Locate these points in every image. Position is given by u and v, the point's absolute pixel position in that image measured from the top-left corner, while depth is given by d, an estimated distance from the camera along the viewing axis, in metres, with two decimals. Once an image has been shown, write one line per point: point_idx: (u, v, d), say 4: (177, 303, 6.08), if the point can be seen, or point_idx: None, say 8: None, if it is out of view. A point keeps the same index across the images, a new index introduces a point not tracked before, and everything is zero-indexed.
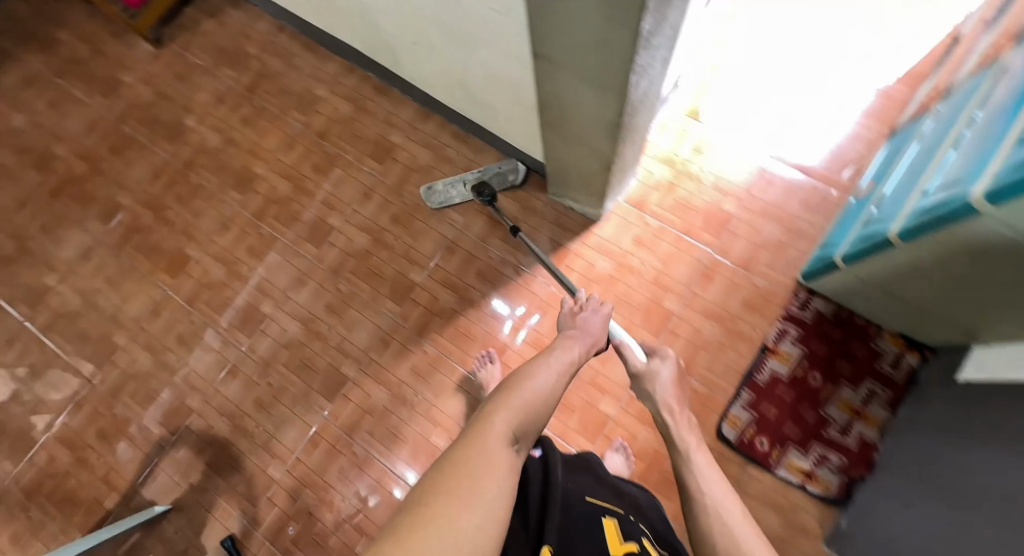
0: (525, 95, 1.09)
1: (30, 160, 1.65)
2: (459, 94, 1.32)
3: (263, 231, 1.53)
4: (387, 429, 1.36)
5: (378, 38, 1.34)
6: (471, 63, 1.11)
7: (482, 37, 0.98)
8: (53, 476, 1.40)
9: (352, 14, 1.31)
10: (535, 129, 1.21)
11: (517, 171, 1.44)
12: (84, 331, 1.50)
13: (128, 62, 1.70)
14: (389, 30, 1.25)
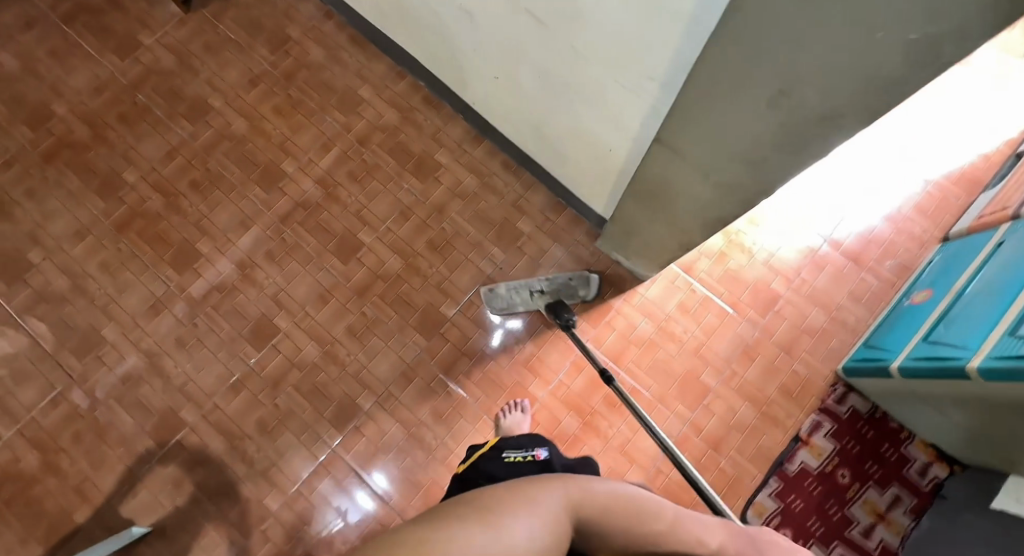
0: (614, 160, 1.02)
1: (22, 114, 1.46)
2: (525, 131, 1.23)
3: (285, 236, 1.41)
4: (400, 473, 1.28)
5: (446, 54, 1.23)
6: (562, 114, 1.03)
7: (591, 98, 0.90)
8: (14, 480, 1.24)
9: (423, 26, 1.20)
10: (607, 187, 1.15)
11: (589, 284, 1.35)
12: (68, 319, 1.34)
13: (150, 23, 1.53)
14: (467, 53, 1.15)
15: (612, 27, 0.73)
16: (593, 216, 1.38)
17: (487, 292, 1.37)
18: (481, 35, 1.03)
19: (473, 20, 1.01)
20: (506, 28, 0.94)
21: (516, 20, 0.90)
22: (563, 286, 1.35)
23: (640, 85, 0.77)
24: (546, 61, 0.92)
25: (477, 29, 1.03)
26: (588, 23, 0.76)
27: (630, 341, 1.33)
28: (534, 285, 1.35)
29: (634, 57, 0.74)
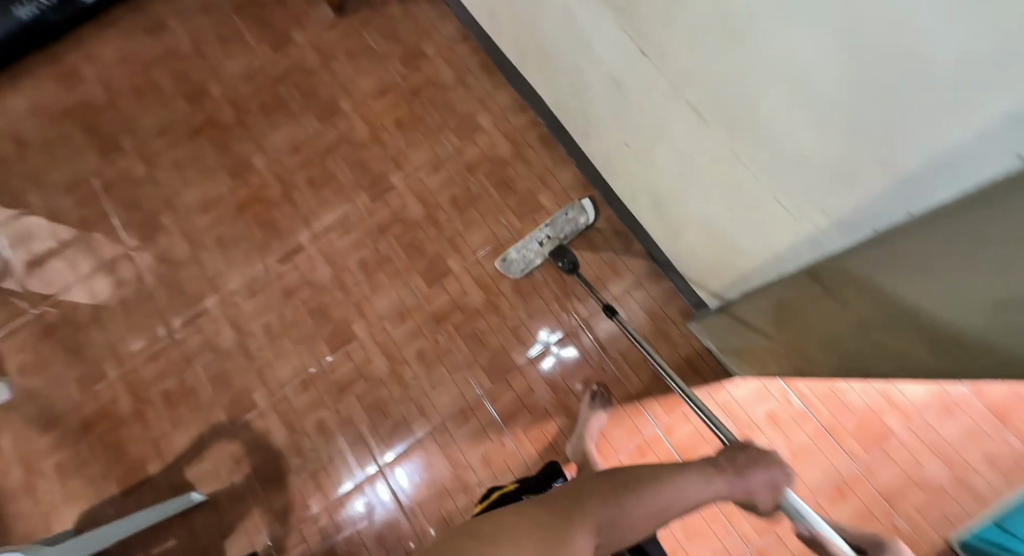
0: (740, 261, 1.01)
1: (182, 89, 1.57)
2: (646, 203, 1.23)
3: (380, 246, 1.44)
4: (426, 480, 1.28)
5: (580, 110, 1.25)
6: (695, 203, 1.02)
7: (737, 201, 0.90)
8: (106, 422, 1.32)
9: (566, 80, 1.23)
10: (720, 280, 1.13)
11: (585, 208, 1.36)
12: (181, 283, 1.42)
13: (305, 21, 1.62)
14: (599, 114, 1.17)
15: (789, 154, 0.72)
16: (692, 295, 1.30)
17: (502, 264, 1.37)
18: (626, 105, 1.05)
19: (622, 92, 1.03)
20: (661, 112, 0.95)
21: (677, 109, 0.90)
22: (564, 228, 1.36)
23: (802, 211, 0.77)
24: (696, 152, 0.92)
25: (624, 100, 1.04)
26: (762, 139, 0.76)
27: (704, 439, 1.23)
28: (539, 236, 1.36)
29: (804, 187, 0.73)
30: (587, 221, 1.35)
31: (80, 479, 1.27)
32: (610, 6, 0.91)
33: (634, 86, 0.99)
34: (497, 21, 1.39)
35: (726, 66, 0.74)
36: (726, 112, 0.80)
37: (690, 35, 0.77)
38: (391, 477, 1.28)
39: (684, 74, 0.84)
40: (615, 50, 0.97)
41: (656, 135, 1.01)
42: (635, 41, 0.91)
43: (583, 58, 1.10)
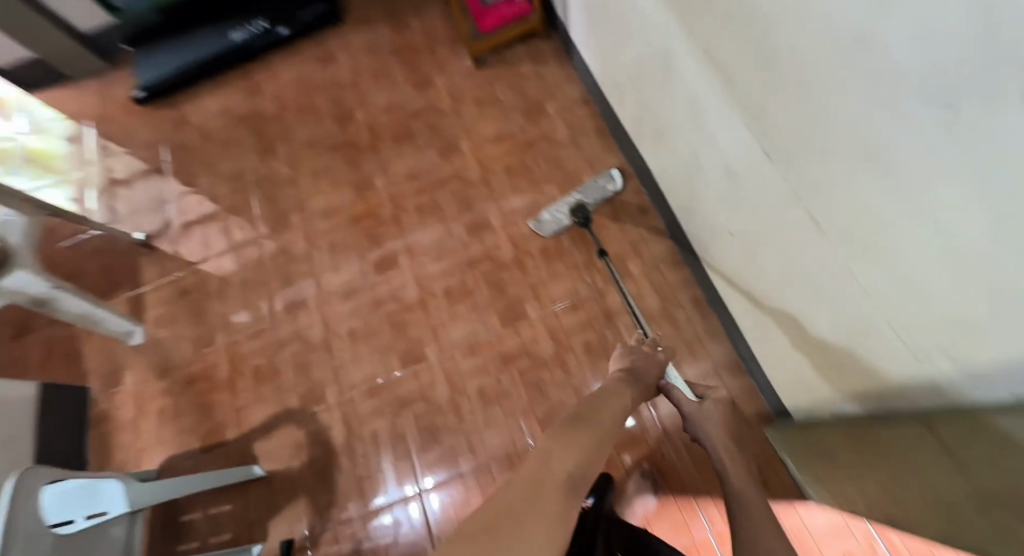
0: (842, 382, 0.95)
1: (335, 112, 1.79)
2: (743, 297, 1.20)
3: (466, 279, 1.52)
4: (456, 513, 1.29)
5: (688, 190, 1.27)
6: (804, 310, 0.97)
7: (852, 322, 0.84)
8: (204, 382, 1.49)
9: (680, 161, 1.25)
10: (816, 393, 1.06)
11: (613, 177, 1.50)
12: (292, 276, 1.59)
13: (447, 68, 1.79)
14: (711, 199, 1.17)
15: (918, 293, 0.66)
16: (774, 401, 1.23)
17: (536, 225, 1.51)
18: (743, 199, 1.03)
19: (737, 188, 1.03)
20: (775, 216, 0.93)
21: (798, 216, 0.86)
22: (592, 192, 1.49)
23: (927, 353, 0.70)
24: (812, 261, 0.88)
25: (742, 195, 1.02)
26: (887, 270, 0.70)
27: None
28: (568, 199, 1.50)
29: (931, 330, 0.67)
30: (614, 187, 1.49)
31: (173, 427, 1.45)
32: (739, 105, 0.90)
33: (754, 183, 0.96)
34: (621, 96, 1.46)
35: (853, 191, 0.70)
36: (850, 233, 0.75)
37: (819, 152, 0.73)
38: (425, 499, 1.32)
39: (809, 186, 0.80)
40: (740, 147, 0.95)
41: (767, 234, 0.99)
42: (761, 143, 0.88)
43: (705, 145, 1.09)
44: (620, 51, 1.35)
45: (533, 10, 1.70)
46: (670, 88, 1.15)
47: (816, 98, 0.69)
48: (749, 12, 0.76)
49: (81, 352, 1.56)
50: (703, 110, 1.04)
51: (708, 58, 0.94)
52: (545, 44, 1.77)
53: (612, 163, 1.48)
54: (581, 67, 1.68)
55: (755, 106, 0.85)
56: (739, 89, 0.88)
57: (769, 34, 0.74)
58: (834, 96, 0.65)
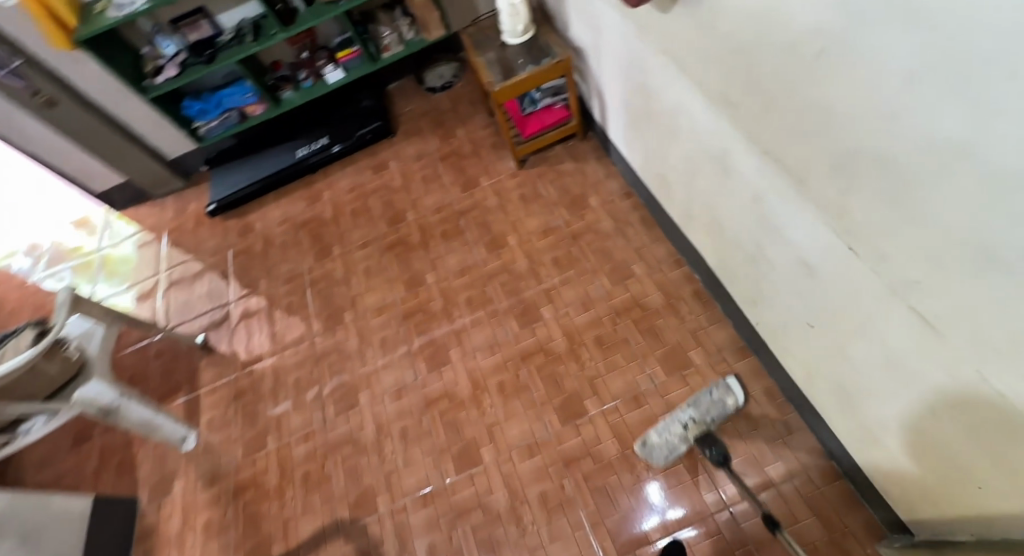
0: (972, 494, 0.84)
1: (387, 215, 1.87)
2: (835, 394, 1.13)
3: (520, 373, 1.48)
4: None
5: (756, 283, 1.25)
6: (919, 413, 0.88)
7: (981, 431, 0.75)
8: (253, 489, 1.44)
9: (744, 255, 1.25)
10: (941, 504, 0.94)
11: (734, 390, 1.30)
12: (343, 375, 1.57)
13: (492, 169, 1.87)
14: (787, 294, 1.14)
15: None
16: (884, 512, 1.12)
17: (643, 448, 1.29)
18: (827, 295, 0.99)
19: (817, 281, 1.00)
20: (865, 309, 0.90)
21: (899, 315, 0.81)
22: (711, 409, 1.29)
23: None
24: (924, 362, 0.81)
25: (826, 291, 0.99)
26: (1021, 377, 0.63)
27: None
28: (682, 418, 1.28)
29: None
30: (736, 402, 1.29)
31: (219, 541, 1.38)
32: (817, 205, 0.90)
33: (839, 280, 0.93)
34: (669, 192, 1.49)
35: (971, 291, 0.65)
36: (966, 335, 0.69)
37: (923, 251, 0.71)
38: None
39: (910, 284, 0.76)
40: (819, 244, 0.94)
41: (859, 329, 0.94)
42: (846, 241, 0.86)
43: (776, 243, 1.09)
44: (666, 151, 1.40)
45: (572, 114, 1.79)
46: (731, 189, 1.17)
47: (916, 198, 0.68)
48: (825, 121, 0.79)
49: (135, 458, 1.55)
50: (771, 207, 1.05)
51: (776, 161, 0.96)
52: (584, 143, 1.85)
53: (729, 373, 1.31)
54: (621, 162, 1.73)
55: (837, 206, 0.85)
56: (816, 190, 0.88)
57: (850, 139, 0.75)
58: (937, 196, 0.64)
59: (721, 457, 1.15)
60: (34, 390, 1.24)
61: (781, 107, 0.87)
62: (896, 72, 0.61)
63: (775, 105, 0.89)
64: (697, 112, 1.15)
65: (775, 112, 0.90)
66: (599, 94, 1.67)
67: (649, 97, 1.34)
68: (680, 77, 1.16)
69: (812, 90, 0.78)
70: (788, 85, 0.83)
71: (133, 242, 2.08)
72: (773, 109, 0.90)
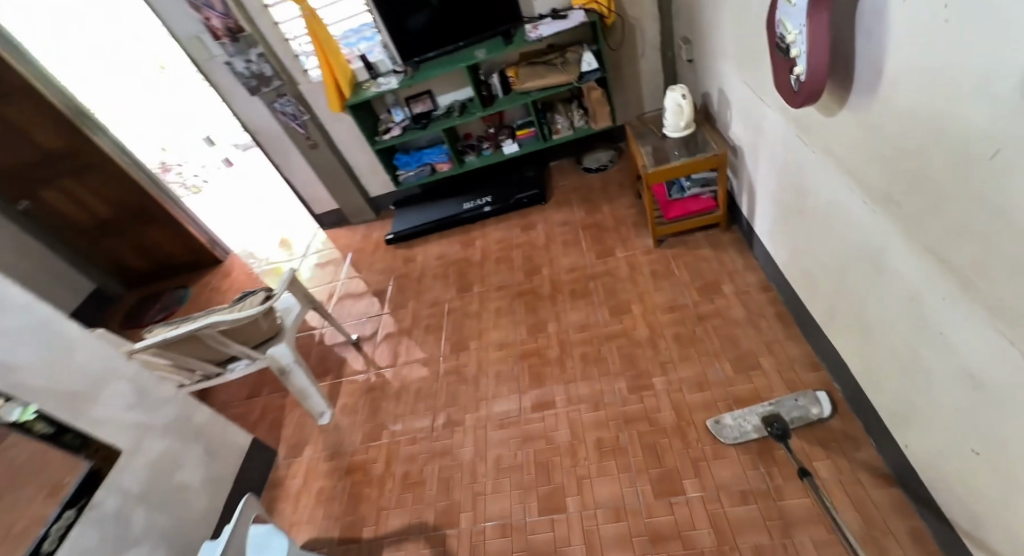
0: None
1: (525, 267, 2.05)
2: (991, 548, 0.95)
3: (620, 435, 1.48)
4: None
5: (898, 394, 1.14)
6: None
7: None
8: (361, 474, 1.60)
9: (889, 362, 1.14)
10: None
11: (821, 403, 1.38)
12: (457, 396, 1.70)
13: (630, 244, 1.99)
14: (936, 415, 1.01)
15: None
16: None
17: (715, 425, 1.42)
18: (986, 419, 0.87)
19: (975, 401, 0.89)
20: None
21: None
22: (792, 411, 1.38)
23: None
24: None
25: (992, 414, 0.85)
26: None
27: None
28: (759, 410, 1.40)
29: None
30: (819, 411, 1.36)
31: (325, 509, 1.54)
32: (987, 307, 0.81)
33: (1005, 402, 0.82)
34: (816, 292, 1.43)
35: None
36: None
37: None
38: None
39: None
40: (985, 352, 0.84)
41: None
42: (1019, 349, 0.76)
43: (931, 354, 0.98)
44: (816, 249, 1.37)
45: (718, 206, 1.87)
46: (885, 288, 1.09)
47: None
48: (1002, 219, 0.75)
49: (282, 420, 1.84)
50: (924, 312, 0.97)
51: (939, 257, 0.90)
52: (727, 235, 1.90)
53: (820, 389, 1.41)
54: (763, 257, 1.74)
55: (1009, 309, 0.77)
56: (980, 291, 0.82)
57: None
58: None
59: (781, 432, 1.21)
60: (249, 337, 1.57)
61: (953, 197, 0.84)
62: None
63: (945, 196, 0.86)
64: (854, 208, 1.14)
65: (945, 203, 0.86)
66: (749, 190, 1.74)
67: (806, 194, 1.36)
68: (841, 170, 1.16)
69: (989, 187, 0.77)
70: (964, 176, 0.81)
71: (318, 262, 2.49)
72: (942, 200, 0.87)
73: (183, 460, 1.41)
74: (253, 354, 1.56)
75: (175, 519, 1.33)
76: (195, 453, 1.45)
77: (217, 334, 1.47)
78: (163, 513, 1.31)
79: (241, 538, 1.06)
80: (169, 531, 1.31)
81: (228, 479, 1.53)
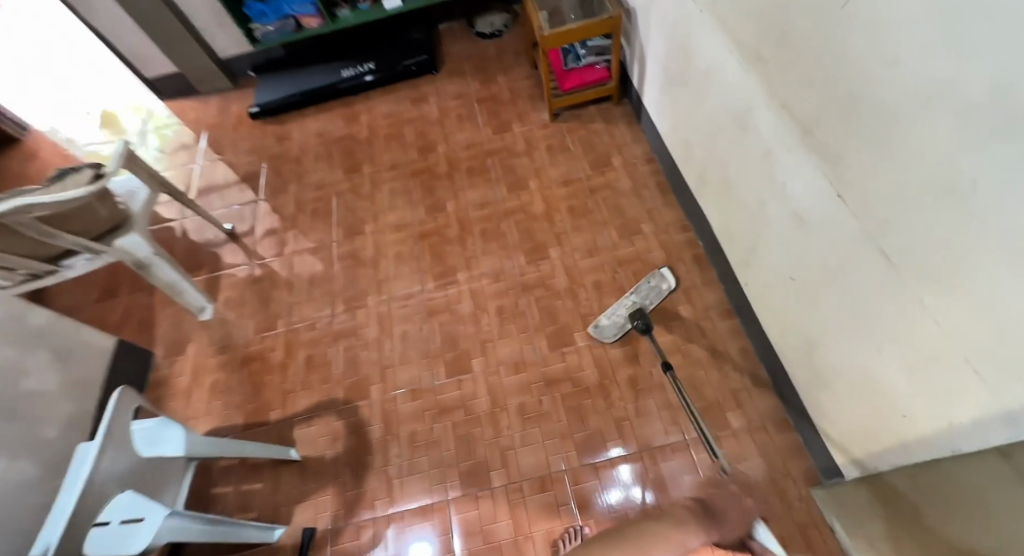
0: (889, 426, 1.00)
1: (419, 144, 1.97)
2: (793, 348, 1.28)
3: (519, 301, 1.59)
4: (472, 519, 1.33)
5: (747, 237, 1.37)
6: (865, 352, 1.01)
7: (907, 355, 0.90)
8: (259, 363, 1.59)
9: (742, 208, 1.36)
10: (855, 436, 1.12)
11: (665, 274, 1.51)
12: (357, 279, 1.70)
13: (526, 119, 1.96)
14: (773, 248, 1.26)
15: (989, 311, 0.73)
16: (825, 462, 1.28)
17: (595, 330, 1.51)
18: (807, 246, 1.12)
19: (799, 230, 1.14)
20: (836, 253, 1.03)
21: (864, 254, 0.95)
22: (648, 292, 1.51)
23: (1003, 375, 0.73)
24: (877, 298, 0.95)
25: (808, 240, 1.11)
26: (970, 299, 0.76)
27: None
28: (625, 302, 1.50)
29: (997, 347, 0.73)
30: (669, 285, 1.50)
31: (224, 399, 1.54)
32: (818, 153, 1.02)
33: (820, 228, 1.07)
34: (690, 153, 1.57)
35: (931, 220, 0.80)
36: (920, 266, 0.83)
37: (902, 188, 0.84)
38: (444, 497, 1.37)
39: (879, 222, 0.90)
40: (808, 191, 1.07)
41: (824, 274, 1.08)
42: (834, 186, 1.00)
43: (774, 198, 1.21)
44: (695, 112, 1.49)
45: (611, 76, 1.88)
46: (743, 143, 1.28)
47: (903, 140, 0.82)
48: (843, 70, 0.91)
49: (153, 318, 1.72)
50: (774, 162, 1.17)
51: (791, 109, 1.07)
52: (617, 109, 1.94)
53: (665, 264, 1.49)
54: (649, 130, 1.83)
55: (834, 151, 0.98)
56: (817, 139, 1.02)
57: (861, 86, 0.88)
58: (922, 133, 0.78)
59: (644, 327, 1.35)
60: (86, 228, 1.40)
61: (805, 56, 0.99)
62: (914, 9, 0.74)
63: (797, 51, 1.01)
64: (731, 68, 1.26)
65: (798, 60, 1.02)
66: (641, 58, 1.75)
67: (688, 57, 1.44)
68: (720, 30, 1.25)
69: (836, 41, 0.91)
70: (814, 35, 0.96)
71: (162, 146, 2.19)
72: (796, 57, 1.02)
73: (28, 365, 1.26)
74: (98, 248, 1.42)
75: (30, 428, 1.21)
76: (41, 357, 1.30)
77: (36, 222, 1.28)
78: (15, 423, 1.18)
79: (118, 436, 1.03)
80: (30, 440, 1.20)
81: (91, 383, 1.42)
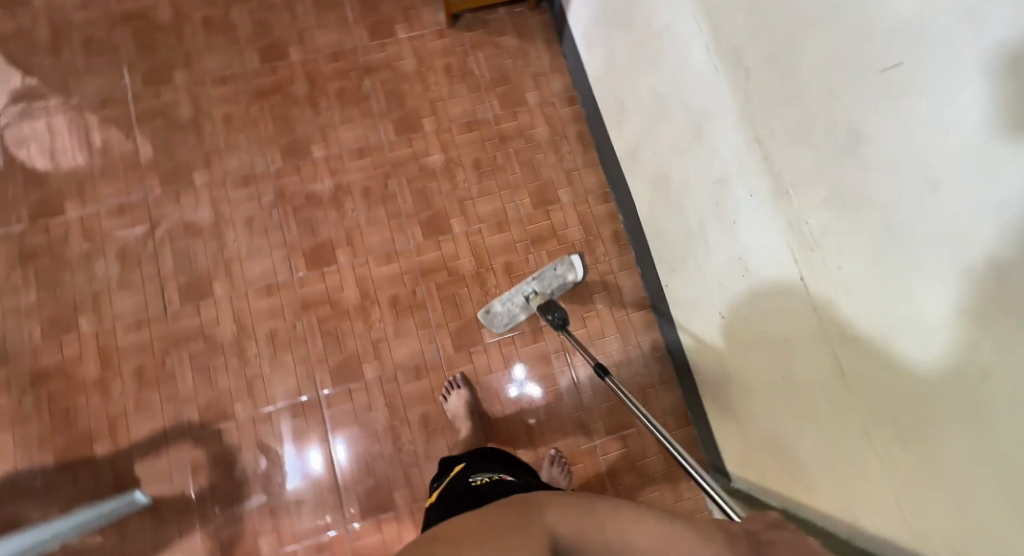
0: (792, 485, 1.03)
1: (261, 43, 1.40)
2: (706, 369, 1.25)
3: (417, 289, 1.33)
4: (378, 543, 1.20)
5: (681, 244, 1.22)
6: (784, 420, 1.01)
7: (833, 451, 0.89)
8: (60, 380, 1.20)
9: (679, 214, 1.19)
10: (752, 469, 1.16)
11: (574, 265, 1.28)
12: (195, 257, 1.28)
13: (414, 21, 1.47)
14: (709, 275, 1.14)
15: (933, 475, 0.70)
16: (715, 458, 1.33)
17: (485, 315, 1.31)
18: (752, 299, 1.02)
19: (747, 280, 1.02)
20: (783, 327, 0.95)
21: (816, 350, 0.88)
22: (555, 284, 1.28)
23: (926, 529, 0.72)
24: (817, 390, 0.90)
25: (753, 296, 1.01)
26: (914, 454, 0.72)
27: None
28: (526, 290, 1.28)
29: (927, 506, 0.71)
30: (576, 278, 1.28)
31: (16, 432, 1.17)
32: (790, 222, 0.87)
33: (772, 294, 0.96)
34: (625, 118, 1.30)
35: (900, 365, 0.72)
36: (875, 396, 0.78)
37: (882, 317, 0.74)
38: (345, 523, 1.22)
39: (843, 332, 0.82)
40: (769, 252, 0.94)
41: (765, 337, 1.01)
42: (800, 265, 0.87)
43: (720, 232, 1.06)
44: (636, 75, 1.20)
45: None
46: (694, 149, 1.07)
47: (903, 273, 0.68)
48: (854, 153, 0.72)
49: None
50: (732, 194, 0.99)
51: (771, 155, 0.88)
52: (533, 18, 1.52)
53: (576, 254, 1.25)
54: (573, 59, 1.47)
55: (814, 233, 0.83)
56: (795, 205, 0.85)
57: (870, 184, 0.71)
58: (931, 283, 0.65)
59: (561, 322, 1.18)
60: None
61: (808, 107, 0.78)
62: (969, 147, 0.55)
63: (798, 94, 0.80)
64: (695, 56, 0.99)
65: (795, 104, 0.81)
66: None
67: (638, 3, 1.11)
68: None
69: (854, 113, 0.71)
70: (829, 90, 0.74)
71: None
72: (795, 100, 0.80)
73: None
74: None
75: None
76: None
77: None
78: None
79: None
80: None
81: None
